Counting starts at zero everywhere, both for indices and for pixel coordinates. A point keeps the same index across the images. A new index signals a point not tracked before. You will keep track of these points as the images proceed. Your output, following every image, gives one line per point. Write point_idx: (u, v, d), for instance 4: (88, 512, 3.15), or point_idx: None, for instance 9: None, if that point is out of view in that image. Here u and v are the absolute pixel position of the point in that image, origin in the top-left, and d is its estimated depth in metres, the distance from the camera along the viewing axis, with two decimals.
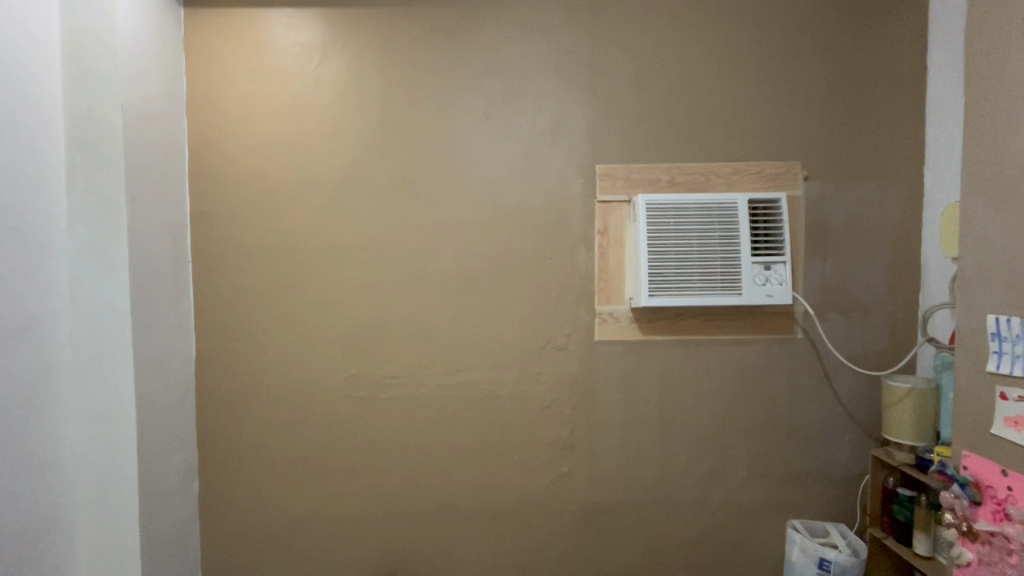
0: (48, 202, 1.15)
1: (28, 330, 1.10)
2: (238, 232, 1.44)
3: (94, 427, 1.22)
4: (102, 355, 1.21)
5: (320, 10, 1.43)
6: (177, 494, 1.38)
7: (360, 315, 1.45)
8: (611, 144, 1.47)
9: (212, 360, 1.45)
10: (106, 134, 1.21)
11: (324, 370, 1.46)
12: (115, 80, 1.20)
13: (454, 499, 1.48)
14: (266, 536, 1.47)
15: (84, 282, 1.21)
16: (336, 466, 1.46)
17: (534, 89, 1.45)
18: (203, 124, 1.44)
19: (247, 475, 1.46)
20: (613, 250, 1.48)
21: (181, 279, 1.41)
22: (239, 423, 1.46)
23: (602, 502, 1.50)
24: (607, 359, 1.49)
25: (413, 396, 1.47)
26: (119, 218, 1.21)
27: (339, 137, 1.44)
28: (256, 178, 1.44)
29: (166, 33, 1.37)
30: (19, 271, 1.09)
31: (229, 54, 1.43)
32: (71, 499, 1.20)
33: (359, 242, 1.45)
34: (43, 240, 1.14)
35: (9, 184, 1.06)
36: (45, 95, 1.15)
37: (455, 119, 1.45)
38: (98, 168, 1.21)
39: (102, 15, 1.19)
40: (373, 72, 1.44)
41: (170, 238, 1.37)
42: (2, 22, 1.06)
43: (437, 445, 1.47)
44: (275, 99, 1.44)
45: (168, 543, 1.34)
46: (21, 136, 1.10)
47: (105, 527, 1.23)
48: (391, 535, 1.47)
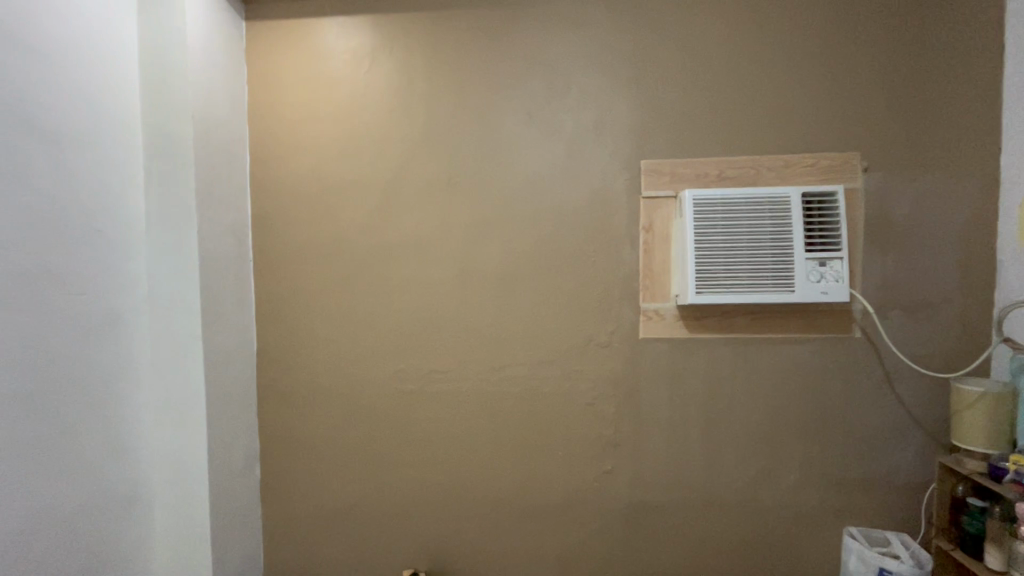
0: (128, 207, 1.26)
1: (112, 323, 1.21)
2: (295, 232, 1.52)
3: (169, 414, 1.32)
4: (175, 347, 1.31)
5: (370, 16, 1.48)
6: (242, 478, 1.47)
7: (408, 310, 1.50)
8: (655, 138, 1.45)
9: (273, 353, 1.54)
10: (178, 142, 1.31)
11: (374, 364, 1.52)
12: (186, 92, 1.30)
13: (498, 492, 1.50)
14: (322, 521, 1.55)
15: (160, 280, 1.31)
16: (386, 457, 1.52)
17: (578, 85, 1.45)
18: (262, 130, 1.52)
19: (303, 462, 1.54)
20: (658, 246, 1.46)
21: (244, 276, 1.50)
22: (296, 413, 1.54)
23: (647, 500, 1.49)
24: (652, 357, 1.47)
25: (458, 390, 1.50)
26: (190, 220, 1.31)
27: (388, 138, 1.49)
28: (311, 181, 1.51)
29: (230, 46, 1.45)
30: (105, 270, 1.20)
31: (286, 61, 1.51)
32: (149, 478, 1.31)
33: (407, 241, 1.50)
34: (124, 243, 1.25)
35: (97, 193, 1.18)
36: (124, 110, 1.26)
37: (500, 118, 1.47)
38: (171, 175, 1.31)
39: (175, 33, 1.29)
40: (419, 75, 1.48)
41: (234, 238, 1.46)
42: (92, 48, 1.18)
43: (482, 439, 1.50)
44: (329, 103, 1.50)
45: (234, 523, 1.44)
46: (106, 149, 1.21)
47: (179, 506, 1.33)
48: (438, 525, 1.52)
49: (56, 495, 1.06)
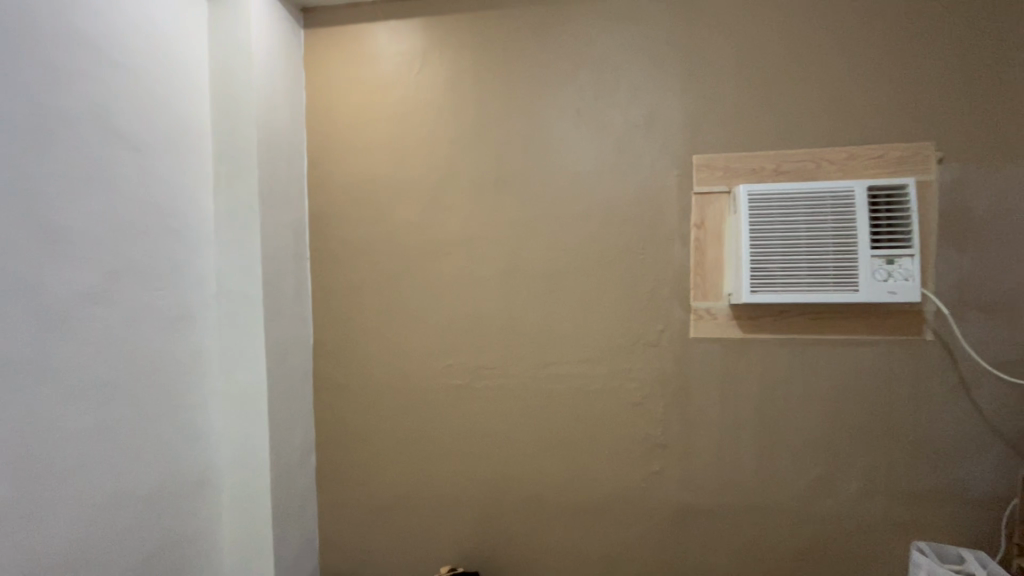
0: (199, 208, 1.36)
1: (186, 317, 1.31)
2: (349, 230, 1.58)
3: (234, 403, 1.41)
4: (240, 340, 1.40)
5: (421, 19, 1.52)
6: (299, 467, 1.55)
7: (456, 307, 1.53)
8: (708, 132, 1.41)
9: (328, 347, 1.60)
10: (244, 147, 1.38)
11: (423, 359, 1.55)
12: (251, 99, 1.37)
13: (544, 488, 1.51)
14: (373, 510, 1.60)
15: (228, 277, 1.40)
16: (434, 450, 1.56)
17: (627, 80, 1.43)
18: (318, 133, 1.59)
19: (356, 452, 1.60)
20: (710, 243, 1.42)
21: (302, 273, 1.57)
22: (349, 405, 1.60)
23: (698, 504, 1.46)
24: (703, 357, 1.44)
25: (505, 386, 1.52)
26: (255, 220, 1.38)
27: (437, 138, 1.52)
28: (364, 181, 1.57)
29: (290, 54, 1.53)
30: (180, 267, 1.29)
31: (341, 65, 1.57)
32: (217, 462, 1.40)
33: (456, 238, 1.52)
34: (195, 242, 1.34)
35: (172, 196, 1.28)
36: (195, 118, 1.35)
37: (548, 115, 1.47)
38: (237, 177, 1.39)
39: (241, 44, 1.37)
40: (468, 75, 1.50)
41: (293, 237, 1.53)
42: (168, 62, 1.27)
43: (528, 436, 1.51)
44: (381, 105, 1.55)
45: (293, 508, 1.51)
46: (179, 154, 1.30)
47: (244, 490, 1.42)
48: (485, 518, 1.54)
49: (136, 473, 1.16)
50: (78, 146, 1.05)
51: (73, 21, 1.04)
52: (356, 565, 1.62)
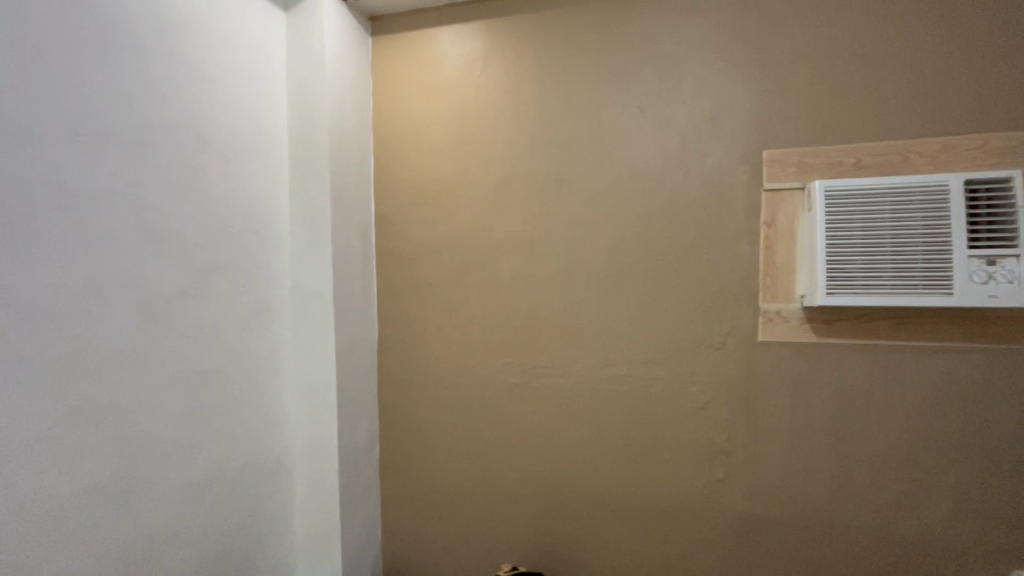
0: (278, 210, 1.45)
1: (265, 312, 1.40)
2: (412, 230, 1.63)
3: (307, 394, 1.50)
4: (313, 334, 1.48)
5: (482, 23, 1.54)
6: (365, 456, 1.62)
7: (514, 305, 1.55)
8: (781, 126, 1.34)
9: (392, 343, 1.66)
10: (317, 151, 1.46)
11: (482, 357, 1.58)
12: (323, 106, 1.45)
13: (601, 489, 1.50)
14: (432, 502, 1.65)
15: (302, 275, 1.48)
16: (492, 446, 1.58)
17: (693, 75, 1.39)
18: (384, 136, 1.65)
19: (417, 445, 1.65)
20: (782, 243, 1.35)
21: (369, 272, 1.64)
22: (411, 399, 1.65)
23: (765, 514, 1.39)
24: (773, 361, 1.37)
25: (562, 386, 1.52)
26: (326, 221, 1.46)
27: (497, 139, 1.54)
28: (426, 183, 1.61)
29: (359, 61, 1.59)
30: (260, 265, 1.39)
31: (407, 70, 1.62)
32: (291, 448, 1.49)
33: (515, 238, 1.54)
34: (273, 243, 1.43)
35: (254, 199, 1.37)
36: (274, 125, 1.44)
37: (609, 113, 1.45)
38: (311, 181, 1.47)
39: (315, 55, 1.45)
40: (528, 75, 1.51)
41: (361, 237, 1.60)
42: (252, 75, 1.37)
43: (586, 437, 1.50)
44: (445, 108, 1.58)
45: (358, 495, 1.58)
46: (260, 160, 1.40)
47: (315, 476, 1.50)
48: (541, 516, 1.55)
49: (220, 455, 1.26)
50: (173, 154, 1.16)
51: (168, 42, 1.15)
52: (417, 554, 1.67)
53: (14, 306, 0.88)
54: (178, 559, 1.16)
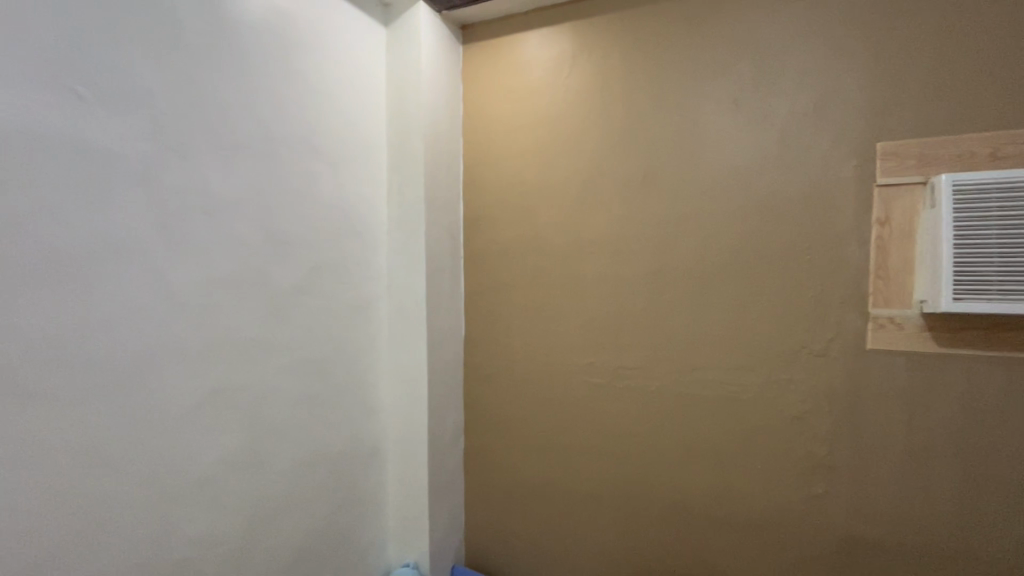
0: (377, 213, 1.56)
1: (364, 307, 1.51)
2: (498, 230, 1.68)
3: (400, 385, 1.59)
4: (407, 329, 1.58)
5: (570, 25, 1.56)
6: (451, 448, 1.69)
7: (598, 305, 1.55)
8: (898, 115, 1.23)
9: (477, 339, 1.73)
10: (411, 156, 1.55)
11: (564, 355, 1.60)
12: (418, 113, 1.53)
13: (686, 496, 1.46)
14: (513, 496, 1.69)
15: (398, 273, 1.58)
16: (573, 445, 1.59)
17: (796, 64, 1.31)
18: (473, 140, 1.72)
19: (499, 439, 1.70)
20: (897, 242, 1.24)
21: (456, 271, 1.71)
22: (494, 394, 1.71)
23: (871, 537, 1.29)
24: (884, 371, 1.26)
25: (647, 388, 1.49)
26: (420, 222, 1.54)
27: (583, 139, 1.55)
28: (512, 184, 1.65)
29: (450, 69, 1.67)
30: (361, 264, 1.50)
31: (495, 75, 1.67)
32: (385, 435, 1.60)
33: (600, 238, 1.54)
34: (373, 243, 1.54)
35: (358, 203, 1.48)
36: (375, 133, 1.55)
37: (702, 109, 1.41)
38: (407, 185, 1.56)
39: (412, 65, 1.54)
40: (616, 73, 1.51)
41: (450, 237, 1.67)
42: (357, 87, 1.49)
43: (672, 441, 1.47)
44: (531, 110, 1.62)
45: (444, 484, 1.66)
46: (363, 166, 1.51)
47: (406, 462, 1.60)
48: (623, 518, 1.54)
49: (326, 437, 1.38)
50: (292, 162, 1.28)
51: (290, 61, 1.27)
52: (498, 545, 1.72)
53: (171, 297, 1.03)
54: (291, 528, 1.28)
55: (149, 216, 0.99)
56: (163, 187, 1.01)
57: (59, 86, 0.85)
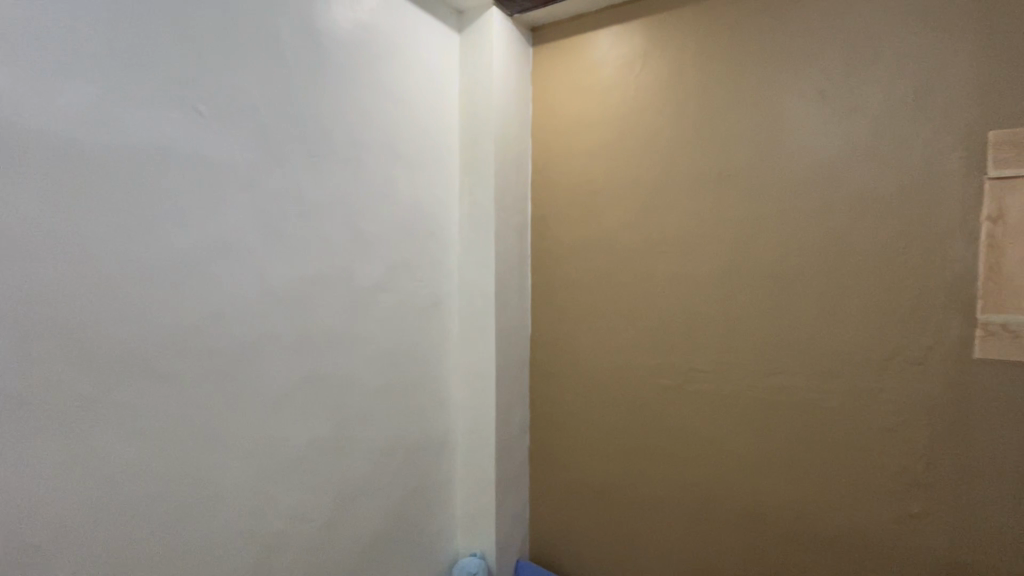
0: (450, 214, 1.62)
1: (437, 305, 1.58)
2: (565, 230, 1.70)
3: (469, 380, 1.65)
4: (476, 326, 1.63)
5: (642, 21, 1.55)
6: (517, 443, 1.72)
7: (668, 305, 1.52)
8: (1016, 98, 1.11)
9: (544, 338, 1.75)
10: (482, 158, 1.60)
11: (631, 356, 1.59)
12: (489, 116, 1.58)
13: (760, 505, 1.40)
14: (577, 495, 1.70)
15: (468, 272, 1.64)
16: (640, 446, 1.58)
17: (892, 49, 1.22)
18: (542, 141, 1.74)
19: (564, 437, 1.72)
20: (1013, 241, 1.12)
21: (523, 270, 1.74)
22: (560, 393, 1.72)
23: (976, 565, 1.17)
24: (995, 383, 1.15)
25: (719, 391, 1.45)
26: (490, 222, 1.58)
27: (654, 137, 1.53)
28: (580, 183, 1.66)
29: (521, 71, 1.70)
30: (435, 263, 1.57)
31: (564, 75, 1.68)
32: (455, 428, 1.66)
33: (671, 237, 1.51)
34: (445, 242, 1.60)
35: (432, 204, 1.55)
36: (448, 137, 1.62)
37: (783, 101, 1.35)
38: (478, 186, 1.61)
39: (484, 70, 1.59)
40: (689, 68, 1.47)
41: (518, 237, 1.70)
42: (433, 93, 1.55)
43: (745, 448, 1.42)
44: (600, 109, 1.62)
45: (510, 478, 1.69)
46: (438, 169, 1.57)
47: (475, 455, 1.65)
48: (691, 524, 1.50)
49: (401, 427, 1.46)
50: (375, 167, 1.37)
51: (374, 72, 1.36)
52: (562, 542, 1.73)
53: (271, 293, 1.13)
54: (370, 511, 1.37)
55: (254, 218, 1.10)
56: (265, 193, 1.12)
57: (184, 104, 0.97)
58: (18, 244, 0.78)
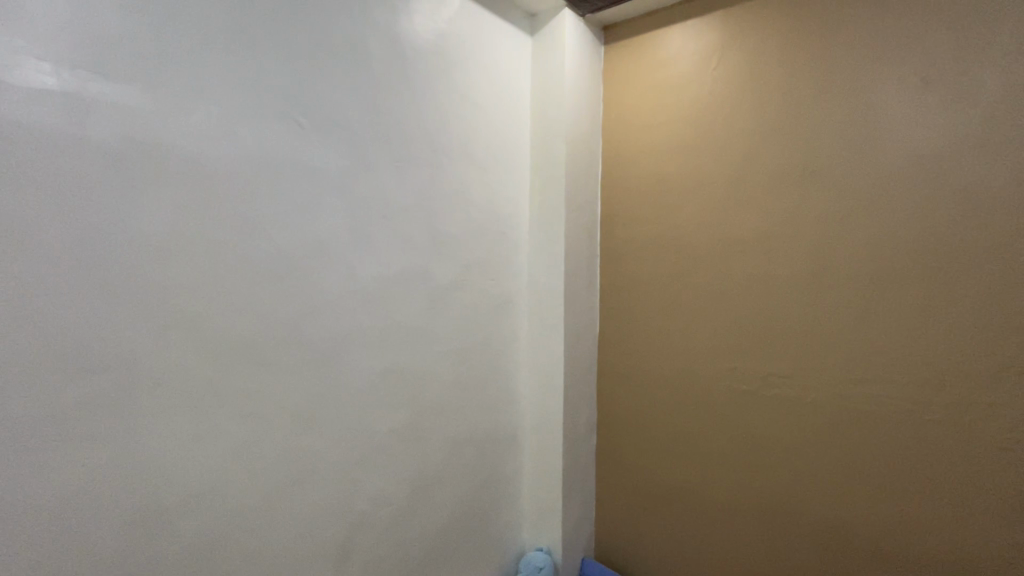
0: (520, 213, 1.65)
1: (507, 303, 1.62)
2: (636, 229, 1.68)
3: (538, 377, 1.68)
4: (546, 324, 1.65)
5: (721, 14, 1.51)
6: (584, 442, 1.73)
7: (745, 307, 1.47)
8: None
9: (613, 338, 1.75)
10: (553, 158, 1.62)
11: (704, 358, 1.55)
12: (560, 116, 1.59)
13: (846, 520, 1.32)
14: (645, 497, 1.68)
15: (538, 271, 1.67)
16: (712, 451, 1.54)
17: (1009, 29, 1.11)
18: (613, 140, 1.74)
19: (632, 439, 1.71)
20: None
21: (593, 269, 1.75)
22: (628, 393, 1.72)
23: None
24: None
25: (800, 398, 1.39)
26: (560, 221, 1.60)
27: (733, 132, 1.48)
28: (652, 182, 1.64)
29: (592, 70, 1.71)
30: (506, 262, 1.61)
31: (636, 73, 1.67)
32: (523, 423, 1.70)
33: (749, 236, 1.46)
34: (516, 241, 1.64)
35: (505, 204, 1.59)
36: (521, 138, 1.65)
37: (878, 90, 1.26)
38: (549, 186, 1.63)
39: (556, 71, 1.60)
40: (772, 59, 1.42)
41: (588, 236, 1.71)
42: (507, 96, 1.60)
43: (829, 459, 1.34)
44: (675, 105, 1.59)
45: (577, 477, 1.70)
46: (511, 170, 1.62)
47: (543, 452, 1.68)
48: (768, 535, 1.44)
49: (473, 420, 1.51)
50: (453, 170, 1.43)
51: (453, 78, 1.42)
52: (628, 543, 1.72)
53: (359, 289, 1.22)
54: (443, 499, 1.43)
55: (344, 219, 1.18)
56: (356, 196, 1.20)
57: (288, 118, 1.07)
58: (157, 245, 0.89)
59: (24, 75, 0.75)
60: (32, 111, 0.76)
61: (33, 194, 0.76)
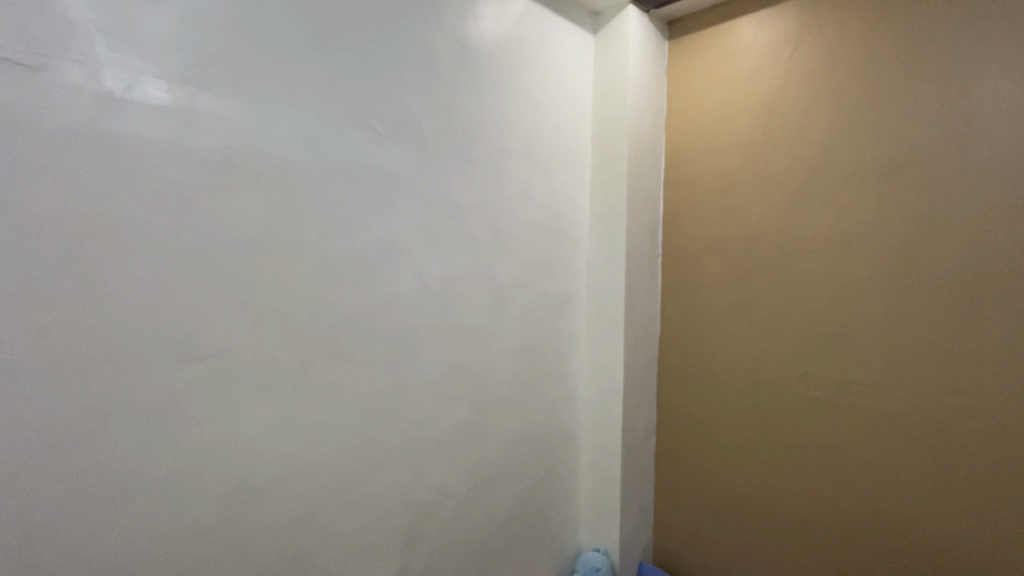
0: (580, 212, 1.65)
1: (567, 302, 1.62)
2: (700, 228, 1.64)
3: (597, 377, 1.67)
4: (605, 323, 1.64)
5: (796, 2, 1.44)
6: (643, 444, 1.71)
7: (819, 310, 1.40)
8: None
9: (674, 339, 1.71)
10: (615, 157, 1.61)
11: (773, 362, 1.49)
12: (623, 114, 1.58)
13: (931, 540, 1.23)
14: (706, 503, 1.64)
15: (597, 270, 1.66)
16: (781, 459, 1.47)
17: None
18: (677, 136, 1.70)
19: (693, 443, 1.66)
20: None
21: (654, 269, 1.72)
22: (690, 397, 1.67)
23: None
24: None
25: (880, 407, 1.30)
26: (621, 221, 1.59)
27: (808, 125, 1.41)
28: (718, 180, 1.59)
29: (656, 67, 1.67)
30: (567, 261, 1.61)
31: (702, 67, 1.63)
32: (581, 423, 1.70)
33: (824, 235, 1.38)
34: (576, 240, 1.64)
35: (565, 204, 1.60)
36: (582, 137, 1.65)
37: (977, 76, 1.16)
38: (610, 185, 1.62)
39: (619, 68, 1.59)
40: (853, 47, 1.34)
41: (649, 236, 1.68)
42: (569, 95, 1.60)
43: (913, 474, 1.25)
44: (744, 99, 1.53)
45: (635, 479, 1.68)
46: (572, 169, 1.62)
47: (600, 452, 1.67)
48: (840, 551, 1.36)
49: (532, 418, 1.53)
50: (515, 170, 1.45)
51: (517, 80, 1.44)
52: (688, 549, 1.69)
53: (426, 287, 1.26)
54: (503, 493, 1.46)
55: (413, 220, 1.23)
56: (424, 198, 1.25)
57: (364, 124, 1.13)
58: (250, 245, 0.97)
59: (143, 93, 0.84)
60: (151, 124, 0.85)
61: (150, 198, 0.85)
